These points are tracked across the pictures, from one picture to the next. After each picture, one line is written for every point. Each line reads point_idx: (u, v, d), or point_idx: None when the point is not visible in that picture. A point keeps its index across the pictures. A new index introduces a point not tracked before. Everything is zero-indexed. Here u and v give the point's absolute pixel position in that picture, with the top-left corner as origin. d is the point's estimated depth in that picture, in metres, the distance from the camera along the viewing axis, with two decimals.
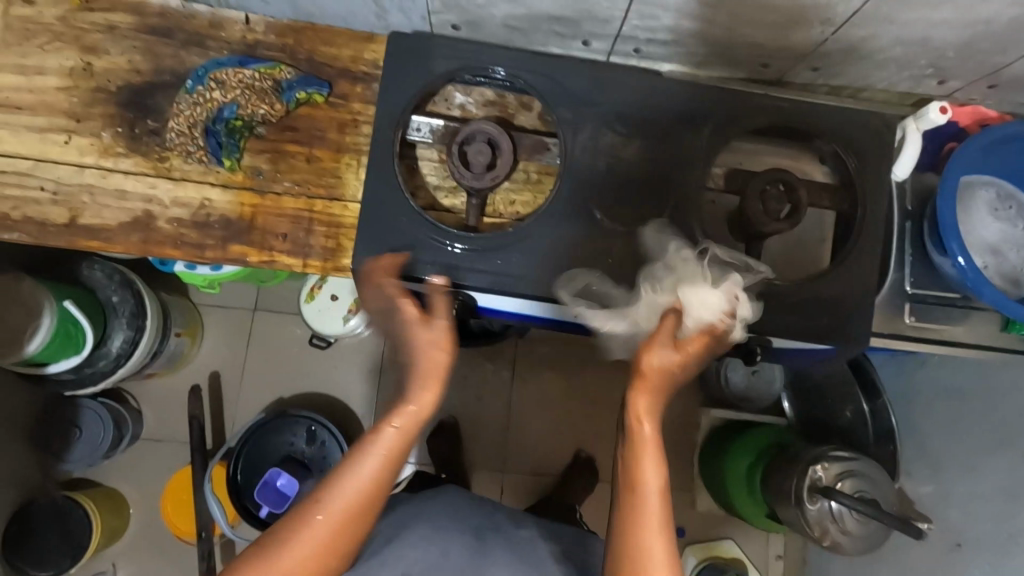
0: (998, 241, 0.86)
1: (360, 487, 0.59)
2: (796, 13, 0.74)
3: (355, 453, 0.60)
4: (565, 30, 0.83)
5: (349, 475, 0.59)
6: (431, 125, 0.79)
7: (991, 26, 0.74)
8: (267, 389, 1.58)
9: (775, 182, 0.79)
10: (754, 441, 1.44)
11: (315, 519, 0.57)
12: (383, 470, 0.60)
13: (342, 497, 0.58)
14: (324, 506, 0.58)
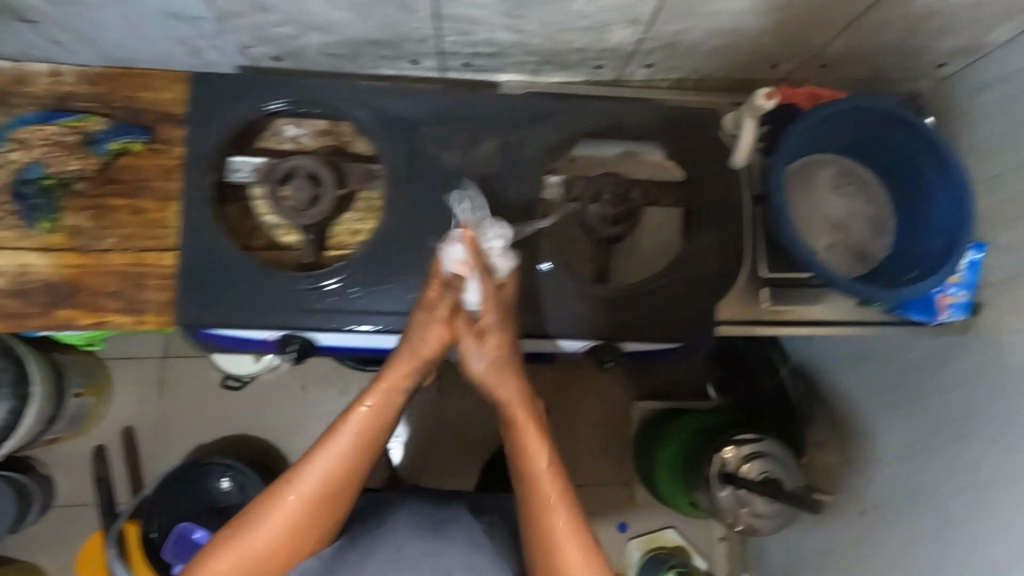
0: (843, 217, 0.88)
1: (326, 475, 0.63)
2: (602, 14, 0.72)
3: (321, 442, 0.64)
4: (387, 52, 0.81)
5: (312, 464, 0.62)
6: (249, 163, 0.76)
7: (795, 10, 0.73)
8: (189, 436, 1.50)
9: (606, 186, 0.78)
10: (681, 428, 1.36)
11: (288, 501, 0.62)
12: (354, 454, 0.64)
13: (312, 480, 0.62)
14: (295, 489, 0.62)
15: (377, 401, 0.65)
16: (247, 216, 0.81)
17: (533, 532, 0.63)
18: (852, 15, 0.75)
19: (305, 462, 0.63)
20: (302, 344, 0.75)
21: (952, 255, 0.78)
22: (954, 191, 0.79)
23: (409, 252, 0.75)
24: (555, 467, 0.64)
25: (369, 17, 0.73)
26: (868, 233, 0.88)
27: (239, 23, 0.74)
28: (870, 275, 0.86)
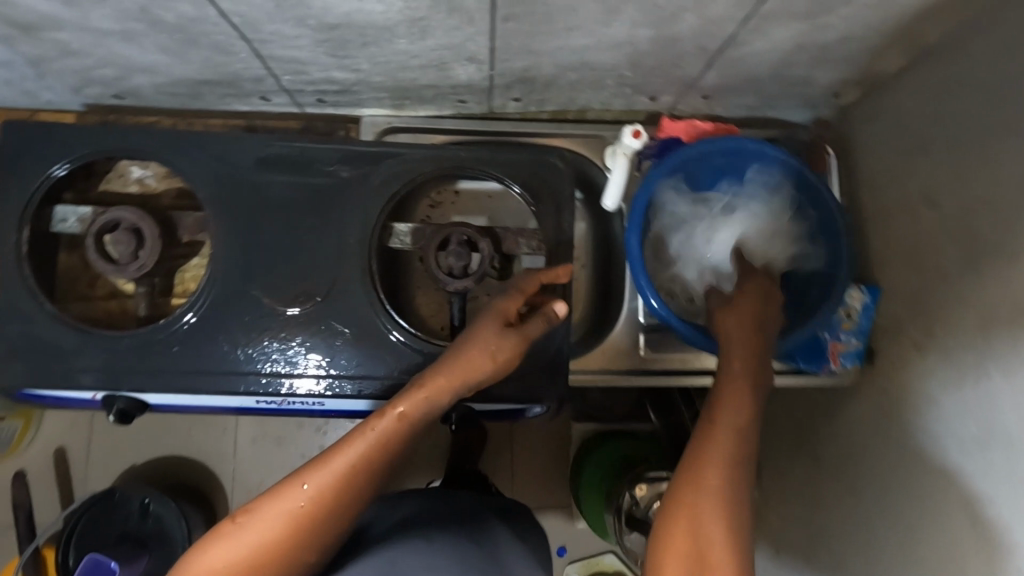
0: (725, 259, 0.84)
1: (346, 466, 0.51)
2: (433, 53, 0.67)
3: (354, 431, 0.54)
4: (230, 90, 0.77)
5: (337, 454, 0.52)
6: (77, 213, 0.73)
7: (644, 47, 0.68)
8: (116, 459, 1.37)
9: (453, 235, 0.72)
10: (605, 456, 1.26)
11: (300, 490, 0.50)
12: (379, 453, 0.53)
13: (333, 468, 0.51)
14: (311, 475, 0.51)
15: (410, 405, 0.56)
16: (85, 265, 0.77)
17: (675, 516, 0.55)
18: (710, 51, 0.69)
19: (333, 450, 0.53)
20: (127, 405, 0.72)
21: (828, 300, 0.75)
22: (829, 236, 0.78)
23: (237, 309, 0.71)
24: (733, 420, 0.60)
25: (188, 59, 0.68)
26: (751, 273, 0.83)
27: (57, 66, 0.70)
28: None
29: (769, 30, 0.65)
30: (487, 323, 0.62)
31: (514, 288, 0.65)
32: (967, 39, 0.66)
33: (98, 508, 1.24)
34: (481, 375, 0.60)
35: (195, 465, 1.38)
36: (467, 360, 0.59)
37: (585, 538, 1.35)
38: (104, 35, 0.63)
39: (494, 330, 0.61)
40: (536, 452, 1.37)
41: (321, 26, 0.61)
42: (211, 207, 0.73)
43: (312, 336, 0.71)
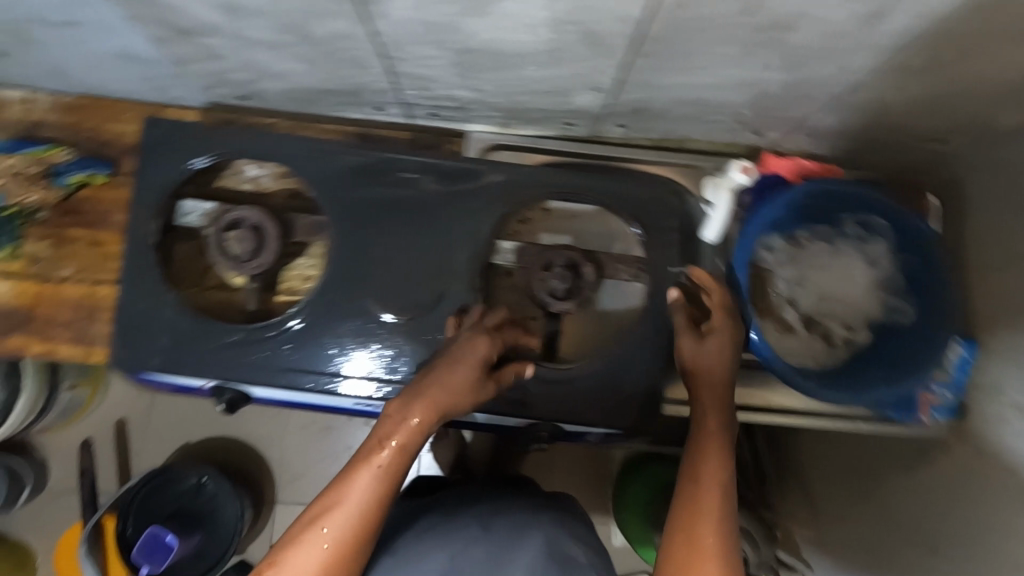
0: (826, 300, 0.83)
1: (357, 508, 0.52)
2: (561, 80, 0.68)
3: (353, 469, 0.54)
4: (348, 99, 0.79)
5: (342, 497, 0.52)
6: (200, 209, 0.79)
7: (771, 87, 0.68)
8: (171, 435, 1.40)
9: (558, 259, 0.78)
10: (649, 480, 1.27)
11: (319, 536, 0.51)
12: (385, 487, 0.53)
13: (345, 511, 0.52)
14: (328, 519, 0.51)
15: (404, 437, 0.55)
16: (200, 257, 0.81)
17: (686, 531, 0.55)
18: (835, 95, 0.69)
19: (337, 494, 0.52)
20: (233, 396, 0.75)
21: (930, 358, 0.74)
22: (932, 294, 0.75)
23: (346, 314, 0.74)
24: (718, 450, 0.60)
25: (321, 70, 0.70)
26: (854, 315, 0.82)
27: (197, 67, 0.73)
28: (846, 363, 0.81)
29: (900, 81, 0.65)
30: (473, 359, 0.60)
31: (499, 336, 0.65)
32: None
33: (154, 484, 1.28)
34: (458, 409, 0.59)
35: (241, 447, 1.40)
36: (448, 400, 0.58)
37: (625, 555, 1.35)
38: (251, 44, 0.66)
39: (473, 373, 0.60)
40: (580, 468, 1.37)
41: (462, 50, 0.62)
42: (331, 212, 0.75)
43: (415, 347, 0.73)
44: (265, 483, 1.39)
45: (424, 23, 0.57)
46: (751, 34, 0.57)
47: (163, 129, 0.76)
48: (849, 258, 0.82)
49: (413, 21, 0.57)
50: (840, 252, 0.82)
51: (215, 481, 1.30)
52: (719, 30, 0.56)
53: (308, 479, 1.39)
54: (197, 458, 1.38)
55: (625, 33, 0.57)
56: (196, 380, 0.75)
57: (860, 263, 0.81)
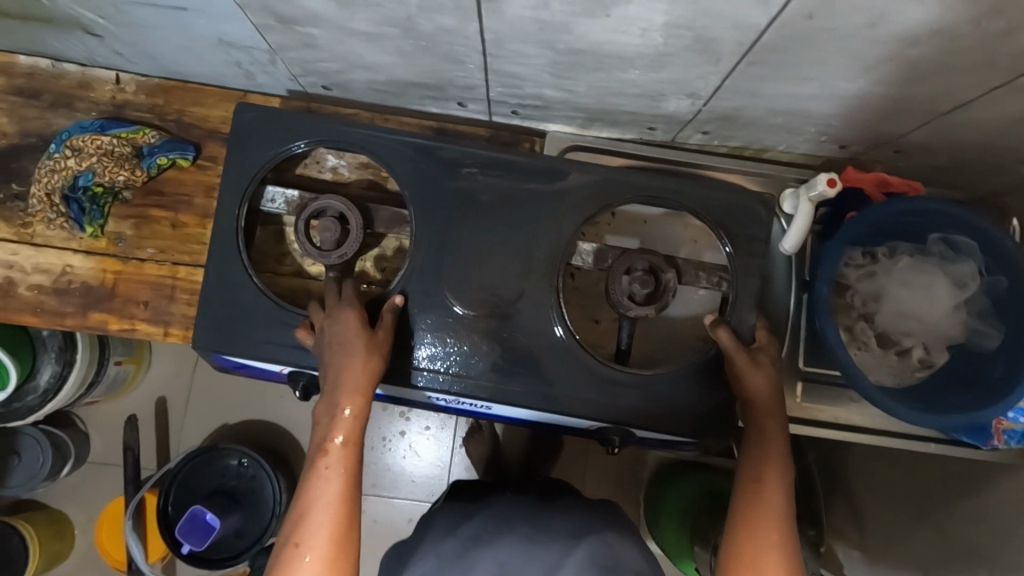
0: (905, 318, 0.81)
1: (330, 516, 0.58)
2: (658, 84, 0.67)
3: (310, 483, 0.60)
4: (434, 93, 0.79)
5: (314, 510, 0.58)
6: (285, 195, 0.77)
7: (871, 100, 0.67)
8: (215, 416, 1.41)
9: (638, 262, 0.74)
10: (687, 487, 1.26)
11: (303, 563, 0.56)
12: (347, 481, 0.60)
13: (319, 525, 0.57)
14: (309, 545, 0.56)
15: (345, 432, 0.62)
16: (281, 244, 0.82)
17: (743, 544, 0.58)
18: (936, 112, 0.68)
19: (308, 507, 0.59)
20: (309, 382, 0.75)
21: (1011, 386, 0.72)
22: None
23: (424, 307, 0.74)
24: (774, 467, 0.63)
25: (416, 63, 0.71)
26: (934, 336, 0.80)
27: (291, 56, 0.74)
28: (924, 383, 0.80)
29: (1009, 101, 0.64)
30: (348, 334, 0.66)
31: (347, 300, 0.69)
32: None
33: (192, 465, 1.30)
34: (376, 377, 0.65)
35: (278, 430, 1.41)
36: (342, 373, 0.64)
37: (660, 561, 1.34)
38: (354, 35, 0.66)
39: (361, 332, 0.67)
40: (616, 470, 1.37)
41: (566, 50, 0.62)
42: (415, 205, 0.75)
43: (494, 343, 0.74)
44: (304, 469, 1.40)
45: (538, 22, 0.58)
46: (870, 46, 0.56)
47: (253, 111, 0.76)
48: (937, 279, 0.79)
49: (526, 20, 0.58)
50: (924, 272, 0.80)
51: (252, 461, 1.31)
52: (838, 40, 0.55)
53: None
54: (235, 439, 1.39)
55: (740, 40, 0.57)
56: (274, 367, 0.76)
57: (949, 284, 0.78)
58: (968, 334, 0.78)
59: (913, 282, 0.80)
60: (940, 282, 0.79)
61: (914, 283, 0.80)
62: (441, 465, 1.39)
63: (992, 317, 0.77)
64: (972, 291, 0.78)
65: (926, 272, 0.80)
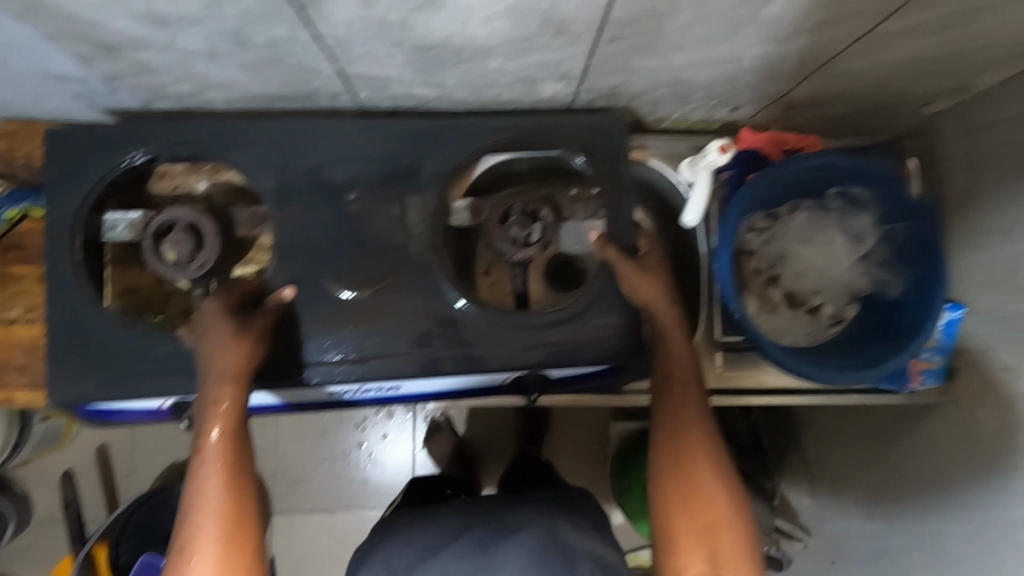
0: (809, 271, 0.82)
1: (214, 515, 0.55)
2: (527, 70, 0.64)
3: (193, 485, 0.57)
4: (302, 104, 0.73)
5: (198, 512, 0.55)
6: (126, 219, 0.71)
7: (746, 62, 0.64)
8: (155, 458, 1.35)
9: (514, 206, 0.73)
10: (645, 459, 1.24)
11: (193, 564, 0.54)
12: (235, 481, 0.57)
13: (206, 527, 0.55)
14: (196, 545, 0.54)
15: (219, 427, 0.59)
16: (126, 269, 0.75)
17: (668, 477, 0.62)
18: (813, 66, 0.66)
19: (193, 509, 0.56)
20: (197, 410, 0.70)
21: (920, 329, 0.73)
22: (926, 266, 0.74)
23: (314, 327, 0.70)
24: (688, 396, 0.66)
25: (270, 76, 0.65)
26: (837, 291, 0.83)
27: (133, 83, 0.67)
28: (839, 338, 0.82)
29: (880, 48, 0.62)
30: (218, 333, 0.61)
31: (218, 296, 0.63)
32: None
33: (146, 509, 1.24)
34: (251, 364, 0.62)
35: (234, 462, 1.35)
36: (211, 367, 0.60)
37: (625, 532, 1.36)
38: (188, 54, 0.60)
39: (228, 325, 0.61)
40: (579, 446, 1.37)
41: (418, 47, 0.58)
42: (299, 221, 0.71)
43: (394, 358, 0.70)
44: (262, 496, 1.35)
45: (373, 21, 0.53)
46: (727, 10, 0.53)
47: (96, 134, 0.70)
48: (833, 236, 0.81)
49: (360, 21, 0.53)
50: (824, 228, 0.82)
51: None
52: (692, 8, 0.52)
53: (305, 488, 1.36)
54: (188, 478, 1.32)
55: (590, 18, 0.53)
56: (153, 402, 0.69)
57: (844, 238, 0.81)
58: (871, 283, 0.81)
59: (812, 239, 0.82)
60: (836, 237, 0.81)
61: (812, 241, 0.82)
62: (405, 470, 1.36)
63: (892, 265, 0.80)
64: (869, 242, 0.80)
65: (825, 228, 0.82)
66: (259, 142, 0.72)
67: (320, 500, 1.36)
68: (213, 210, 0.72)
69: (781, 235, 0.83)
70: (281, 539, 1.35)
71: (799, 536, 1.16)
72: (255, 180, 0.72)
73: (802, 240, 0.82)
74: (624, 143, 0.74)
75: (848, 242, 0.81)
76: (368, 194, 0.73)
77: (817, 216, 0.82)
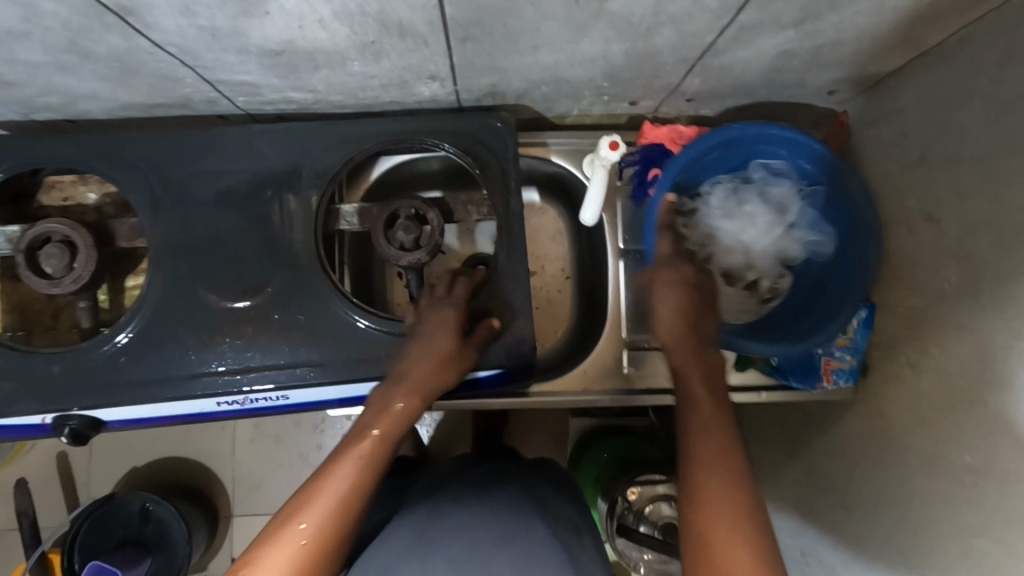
0: (746, 244, 0.81)
1: (337, 495, 0.50)
2: (392, 72, 0.62)
3: (336, 461, 0.53)
4: (184, 111, 0.72)
5: (320, 487, 0.50)
6: (3, 233, 0.69)
7: (618, 58, 0.62)
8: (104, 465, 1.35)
9: (402, 209, 0.72)
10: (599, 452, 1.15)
11: (297, 530, 0.47)
12: (368, 469, 0.53)
13: (324, 500, 0.49)
14: (306, 512, 0.48)
15: (385, 428, 0.57)
16: (15, 283, 0.74)
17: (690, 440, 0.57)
18: (690, 60, 0.64)
19: (316, 486, 0.50)
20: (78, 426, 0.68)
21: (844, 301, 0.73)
22: (849, 232, 0.73)
23: (194, 336, 0.69)
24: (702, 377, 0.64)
25: (133, 86, 0.64)
26: (770, 262, 0.81)
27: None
28: (779, 310, 0.81)
29: (751, 39, 0.60)
30: (440, 333, 0.66)
31: (456, 296, 0.70)
32: (957, 51, 0.60)
33: (97, 516, 1.15)
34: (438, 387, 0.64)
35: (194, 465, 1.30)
36: (412, 377, 0.63)
37: None
38: (37, 67, 0.59)
39: (449, 339, 0.66)
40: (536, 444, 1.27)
41: (267, 52, 0.56)
42: (183, 230, 0.71)
43: (277, 366, 0.69)
44: (218, 496, 1.30)
45: (204, 29, 0.51)
46: (568, 8, 0.51)
47: None
48: (755, 207, 0.80)
49: (190, 28, 0.51)
50: (746, 201, 0.80)
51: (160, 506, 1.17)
52: (529, 7, 0.50)
53: (261, 491, 1.30)
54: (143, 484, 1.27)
55: (428, 19, 0.52)
56: (33, 417, 0.68)
57: (767, 209, 0.79)
58: (803, 248, 0.79)
59: (737, 213, 0.80)
60: (760, 209, 0.79)
61: (737, 216, 0.80)
62: None
63: (820, 227, 0.78)
64: (794, 211, 0.78)
65: (747, 199, 0.80)
66: (145, 153, 0.72)
67: (275, 503, 1.31)
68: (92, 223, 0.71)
69: (708, 213, 0.81)
70: (239, 541, 1.29)
71: None
72: (134, 190, 0.71)
73: (730, 215, 0.80)
74: (507, 139, 0.74)
75: (771, 212, 0.79)
76: (255, 205, 0.72)
77: (740, 188, 0.80)
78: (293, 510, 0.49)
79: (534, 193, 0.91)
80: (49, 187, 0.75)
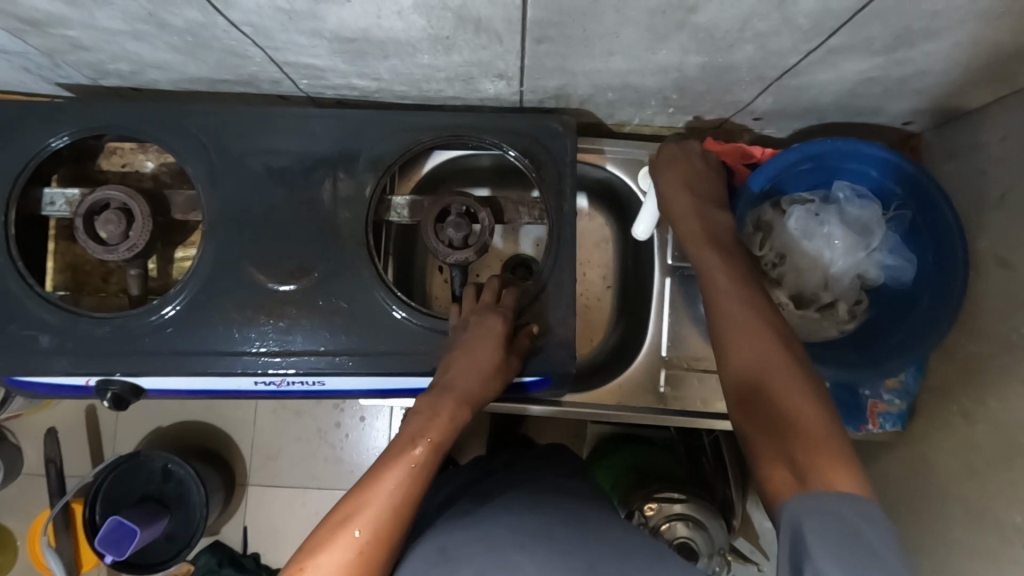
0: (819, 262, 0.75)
1: (388, 502, 0.51)
2: (460, 67, 0.61)
3: (384, 466, 0.54)
4: (246, 88, 0.72)
5: (372, 493, 0.52)
6: (65, 194, 0.71)
7: (692, 70, 0.60)
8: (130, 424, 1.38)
9: (453, 205, 0.71)
10: (618, 462, 1.12)
11: (350, 538, 0.49)
12: (418, 479, 0.54)
13: (376, 508, 0.51)
14: (358, 520, 0.50)
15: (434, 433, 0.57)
16: (70, 244, 0.75)
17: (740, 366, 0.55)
18: (767, 78, 0.62)
19: (368, 492, 0.52)
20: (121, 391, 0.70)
21: (942, 320, 0.68)
22: (942, 252, 0.69)
23: (237, 313, 0.69)
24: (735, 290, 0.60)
25: (203, 60, 0.64)
26: (850, 287, 0.76)
27: (72, 59, 0.66)
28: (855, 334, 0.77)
29: (836, 62, 0.58)
30: (488, 342, 0.65)
31: (503, 306, 0.69)
32: None
33: (121, 471, 1.18)
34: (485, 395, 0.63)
35: (220, 433, 1.32)
36: (464, 384, 0.62)
37: None
38: (114, 34, 0.59)
39: (496, 353, 0.65)
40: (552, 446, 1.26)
41: (340, 38, 0.56)
42: (236, 207, 0.71)
43: (317, 351, 0.69)
44: (237, 464, 1.32)
45: (282, 10, 0.51)
46: (652, 15, 0.49)
47: (39, 108, 0.71)
48: (835, 228, 0.74)
49: (268, 8, 0.51)
50: (824, 220, 0.75)
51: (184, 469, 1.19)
52: (612, 11, 0.49)
53: (280, 464, 1.32)
54: (169, 445, 1.30)
55: (508, 17, 0.50)
56: (77, 378, 0.70)
57: (848, 231, 0.74)
58: (883, 273, 0.75)
59: (815, 232, 0.75)
60: (839, 230, 0.74)
61: (814, 235, 0.75)
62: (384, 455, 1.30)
63: (902, 251, 0.74)
64: (879, 236, 0.73)
65: (825, 217, 0.75)
66: (206, 127, 0.72)
67: (291, 478, 1.32)
68: (149, 192, 0.72)
69: (781, 230, 0.77)
70: (254, 511, 1.31)
71: (756, 559, 1.12)
72: (192, 163, 0.71)
73: (806, 234, 0.76)
74: (566, 143, 0.72)
75: (850, 233, 0.74)
76: (309, 188, 0.72)
77: (819, 207, 0.76)
78: (343, 513, 0.51)
79: (583, 200, 0.90)
80: (109, 152, 0.76)
